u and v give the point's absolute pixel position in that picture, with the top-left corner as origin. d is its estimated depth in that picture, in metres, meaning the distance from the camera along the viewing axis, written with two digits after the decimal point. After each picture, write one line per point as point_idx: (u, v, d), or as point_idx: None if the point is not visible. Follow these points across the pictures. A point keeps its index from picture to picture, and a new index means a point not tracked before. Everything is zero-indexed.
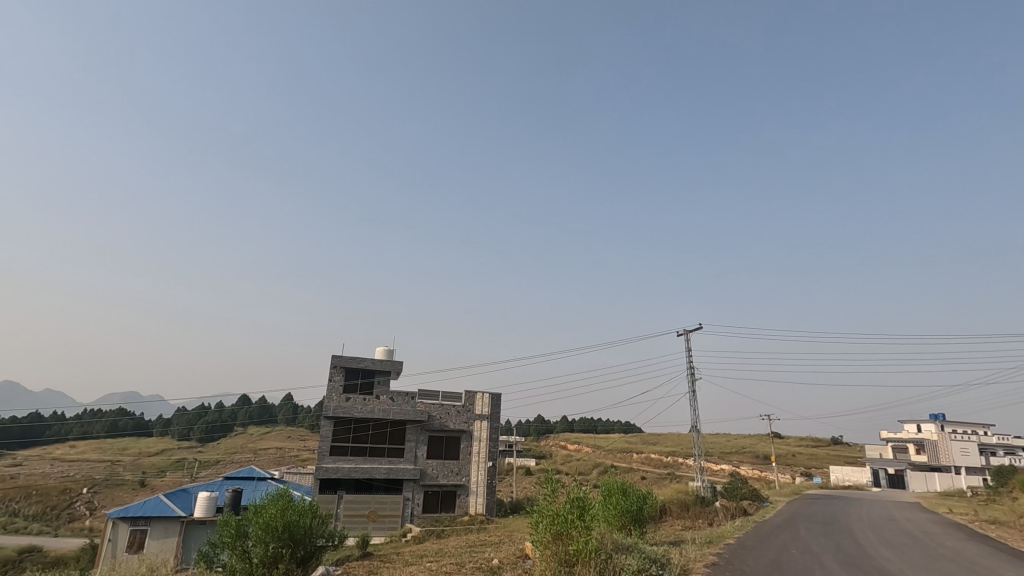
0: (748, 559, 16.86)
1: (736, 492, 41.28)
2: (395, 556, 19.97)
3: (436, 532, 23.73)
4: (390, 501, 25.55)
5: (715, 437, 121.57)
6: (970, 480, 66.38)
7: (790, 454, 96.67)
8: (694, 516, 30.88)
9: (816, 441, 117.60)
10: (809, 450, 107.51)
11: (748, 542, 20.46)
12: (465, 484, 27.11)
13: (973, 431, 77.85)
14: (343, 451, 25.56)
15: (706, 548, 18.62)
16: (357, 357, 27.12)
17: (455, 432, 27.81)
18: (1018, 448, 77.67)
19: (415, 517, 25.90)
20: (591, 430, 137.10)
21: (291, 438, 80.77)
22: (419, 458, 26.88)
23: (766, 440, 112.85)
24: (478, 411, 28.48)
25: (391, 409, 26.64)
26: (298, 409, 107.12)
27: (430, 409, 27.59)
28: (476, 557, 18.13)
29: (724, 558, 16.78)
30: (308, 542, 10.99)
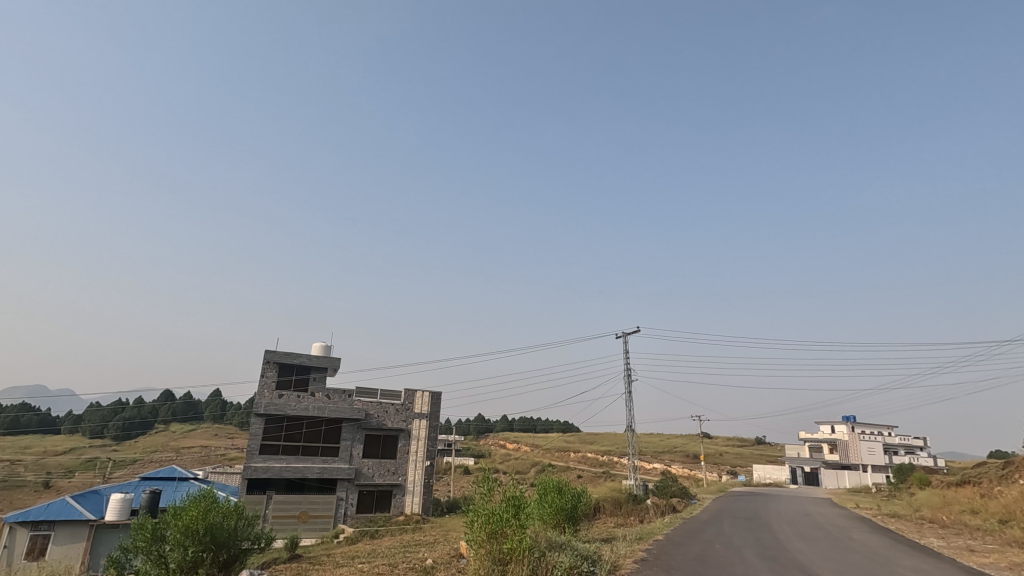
0: (676, 554, 17.36)
1: (667, 490, 42.77)
2: (325, 557, 19.24)
3: (370, 532, 23.11)
4: (322, 501, 24.71)
5: (648, 437, 125.61)
6: (875, 477, 71.90)
7: (718, 454, 101.44)
8: (627, 514, 31.62)
9: (741, 441, 123.85)
10: (735, 450, 113.10)
11: (675, 538, 21.23)
12: (401, 484, 26.52)
13: (878, 431, 84.41)
14: (274, 449, 24.42)
15: (636, 543, 19.15)
16: (292, 352, 25.96)
17: (393, 431, 27.19)
18: (916, 447, 84.90)
19: (348, 518, 25.12)
20: (531, 429, 138.78)
21: (217, 436, 76.74)
22: (354, 457, 26.11)
23: (696, 441, 117.73)
24: (418, 410, 27.95)
25: (326, 406, 25.69)
26: (227, 406, 102.15)
27: (368, 407, 26.83)
28: (409, 557, 17.74)
29: (652, 554, 17.23)
30: (232, 544, 10.16)
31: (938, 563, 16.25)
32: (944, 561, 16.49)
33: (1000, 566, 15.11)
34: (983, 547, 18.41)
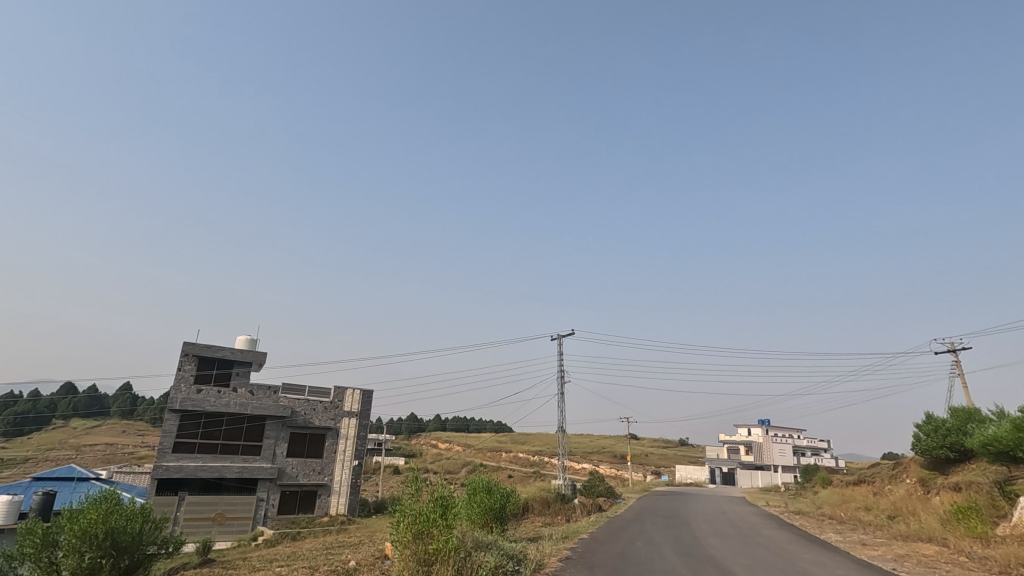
0: (598, 552, 17.74)
1: (594, 489, 43.88)
2: (241, 561, 18.15)
3: (291, 534, 22.05)
4: (241, 502, 23.33)
5: (578, 438, 128.55)
6: (784, 477, 76.84)
7: (644, 454, 105.22)
8: (554, 514, 32.12)
9: (664, 441, 129.22)
10: (659, 451, 117.81)
11: (599, 536, 21.65)
12: (327, 484, 25.56)
13: (789, 434, 90.39)
14: (189, 447, 22.76)
15: (561, 542, 19.41)
16: (213, 346, 24.45)
17: (320, 429, 26.19)
18: (821, 449, 91.51)
19: (268, 519, 23.88)
20: (464, 429, 138.45)
21: (125, 433, 71.10)
22: (278, 456, 24.89)
23: (623, 442, 121.58)
24: (347, 408, 27.16)
25: (249, 403, 24.37)
26: (138, 401, 95.02)
27: (294, 404, 25.73)
28: (331, 559, 17.16)
29: (576, 553, 17.52)
30: (136, 549, 9.28)
31: (834, 555, 17.57)
32: (840, 554, 17.76)
33: (887, 557, 16.47)
34: (874, 540, 20.09)
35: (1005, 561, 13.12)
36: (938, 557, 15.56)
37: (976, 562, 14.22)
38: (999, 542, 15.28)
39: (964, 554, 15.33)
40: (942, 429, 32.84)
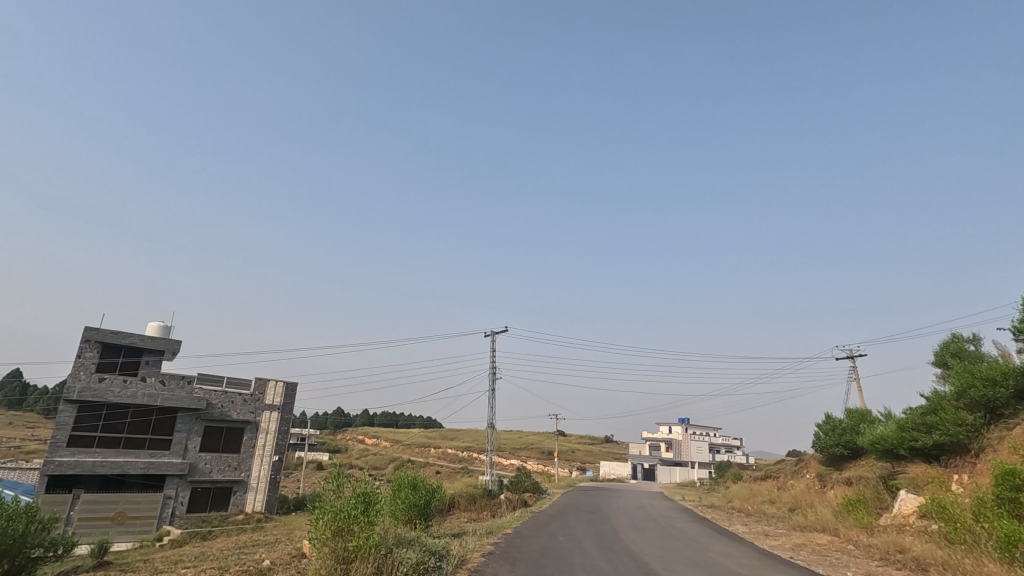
0: (522, 548, 17.69)
1: (520, 485, 44.14)
2: (141, 564, 16.63)
3: (201, 532, 20.21)
4: (145, 501, 20.79)
5: (507, 434, 129.66)
6: (700, 473, 80.86)
7: (571, 451, 107.50)
8: (480, 509, 31.85)
9: (591, 436, 132.86)
10: (585, 447, 121.05)
11: (523, 532, 21.66)
12: (243, 480, 23.27)
13: (706, 432, 95.23)
14: (87, 441, 19.88)
15: (485, 538, 19.27)
16: (120, 332, 21.16)
17: (237, 423, 23.67)
18: (734, 446, 97.09)
19: (176, 518, 21.33)
20: (393, 424, 135.89)
21: (9, 425, 63.98)
22: (189, 451, 22.17)
23: (551, 438, 123.77)
24: (269, 401, 24.74)
25: (159, 394, 21.44)
26: (27, 390, 85.89)
27: (209, 396, 22.98)
28: (243, 559, 16.06)
29: (499, 548, 17.49)
30: (17, 552, 8.05)
31: (740, 545, 18.54)
32: (744, 545, 18.79)
33: (786, 547, 17.58)
34: (775, 531, 21.38)
35: (885, 548, 14.17)
36: (829, 546, 16.78)
37: (861, 550, 15.38)
38: (882, 530, 16.67)
39: (851, 543, 16.62)
40: (839, 429, 35.68)
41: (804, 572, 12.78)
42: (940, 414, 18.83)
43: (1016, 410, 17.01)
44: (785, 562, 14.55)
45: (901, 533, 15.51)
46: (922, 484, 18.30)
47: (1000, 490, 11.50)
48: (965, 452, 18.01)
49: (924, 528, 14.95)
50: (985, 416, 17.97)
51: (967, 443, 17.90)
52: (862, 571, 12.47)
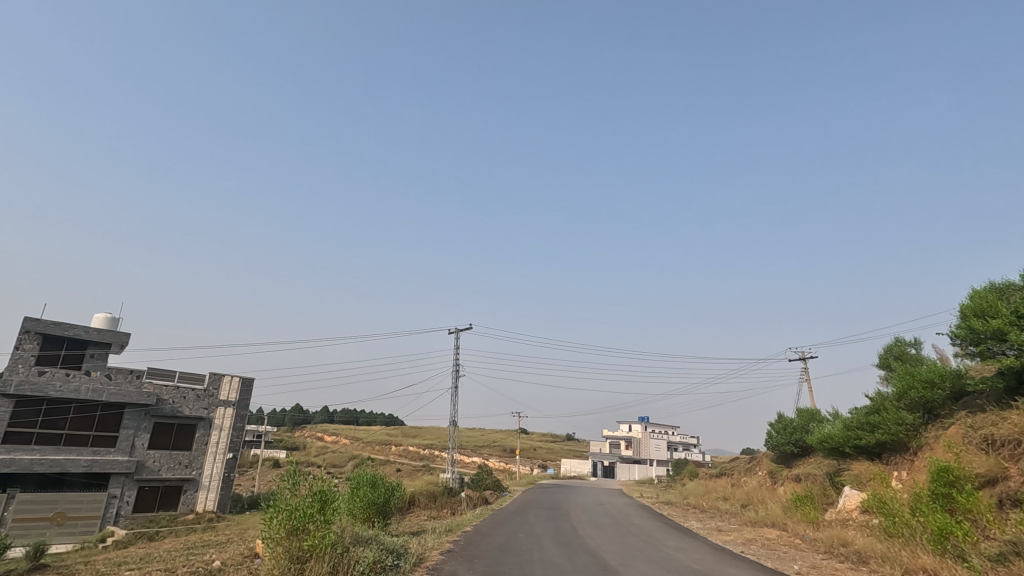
0: (481, 545, 17.60)
1: (481, 483, 44.01)
2: (81, 566, 15.73)
3: (147, 534, 18.90)
4: (87, 500, 19.22)
5: (470, 433, 129.35)
6: (658, 470, 82.45)
7: (532, 449, 108.04)
8: (440, 507, 31.49)
9: (553, 434, 134.04)
10: (546, 445, 121.93)
11: (484, 529, 21.48)
12: (194, 478, 21.71)
13: (664, 430, 97.20)
14: (24, 438, 18.38)
15: (445, 535, 19.01)
16: (62, 323, 19.71)
17: (190, 420, 22.11)
18: (691, 444, 99.49)
19: (120, 519, 19.83)
20: (353, 421, 133.77)
21: None
22: (137, 448, 20.68)
23: (513, 436, 124.14)
24: (224, 397, 23.14)
25: (105, 389, 20.01)
26: None
27: (159, 391, 21.51)
28: (192, 560, 15.31)
29: (458, 545, 17.32)
30: None
31: (694, 541, 18.92)
32: (697, 540, 19.24)
33: (738, 542, 18.02)
34: (728, 527, 21.91)
35: (829, 541, 14.67)
36: (777, 540, 17.30)
37: (807, 544, 15.90)
38: (827, 525, 17.28)
39: (798, 537, 17.19)
40: (791, 427, 36.89)
41: (752, 565, 13.19)
42: (883, 415, 19.62)
43: (951, 410, 17.79)
44: (736, 556, 14.92)
45: (844, 527, 16.11)
46: (865, 480, 19.06)
47: (934, 486, 12.11)
48: (905, 449, 18.91)
49: (866, 522, 15.56)
50: (922, 416, 18.74)
51: (906, 441, 18.78)
52: (808, 564, 12.83)
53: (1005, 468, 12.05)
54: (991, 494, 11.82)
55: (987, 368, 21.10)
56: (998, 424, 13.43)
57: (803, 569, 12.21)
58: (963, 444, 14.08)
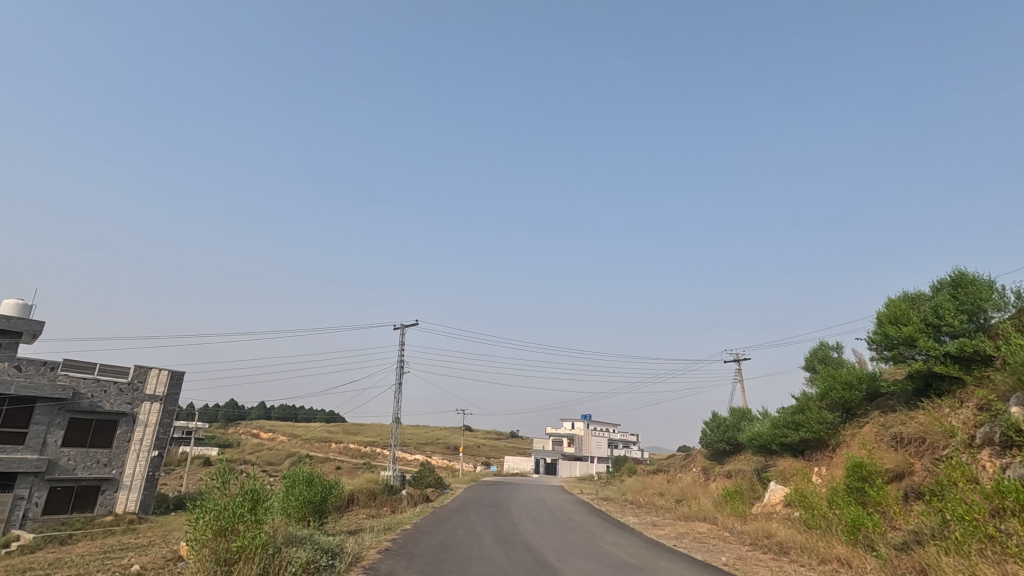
0: (421, 542, 17.19)
1: (422, 480, 43.24)
2: None
3: (58, 537, 16.61)
4: None
5: (413, 430, 127.73)
6: (598, 467, 83.97)
7: (476, 446, 107.76)
8: (380, 505, 30.67)
9: (497, 431, 134.45)
10: (490, 442, 122.09)
11: (422, 527, 20.99)
12: (115, 477, 19.51)
13: (606, 428, 99.27)
14: None
15: (383, 534, 18.47)
16: None
17: (110, 416, 19.76)
18: (631, 441, 101.99)
19: (27, 522, 17.27)
20: (291, 418, 129.25)
21: None
22: (48, 446, 18.17)
23: (457, 434, 123.39)
24: (150, 391, 20.94)
25: (14, 381, 17.51)
26: None
27: (76, 384, 19.12)
28: (107, 565, 13.81)
29: (397, 544, 16.69)
30: None
31: (629, 536, 19.15)
32: (634, 535, 19.48)
33: (671, 535, 18.45)
34: (662, 521, 22.46)
35: (754, 533, 15.21)
36: (707, 533, 17.81)
37: (735, 537, 16.43)
38: (753, 518, 17.92)
39: (727, 530, 17.78)
40: (724, 426, 38.53)
41: (684, 558, 13.39)
42: (807, 414, 20.62)
43: (866, 411, 18.86)
44: (669, 550, 15.20)
45: (768, 520, 16.74)
46: (788, 475, 19.93)
47: (850, 481, 12.81)
48: (825, 447, 19.91)
49: (788, 515, 16.20)
50: (841, 415, 19.83)
51: (826, 439, 19.77)
52: (734, 556, 13.17)
53: (911, 464, 12.82)
54: (898, 487, 12.56)
55: (899, 372, 22.56)
56: (906, 422, 14.28)
57: (730, 560, 12.52)
58: (875, 442, 14.96)
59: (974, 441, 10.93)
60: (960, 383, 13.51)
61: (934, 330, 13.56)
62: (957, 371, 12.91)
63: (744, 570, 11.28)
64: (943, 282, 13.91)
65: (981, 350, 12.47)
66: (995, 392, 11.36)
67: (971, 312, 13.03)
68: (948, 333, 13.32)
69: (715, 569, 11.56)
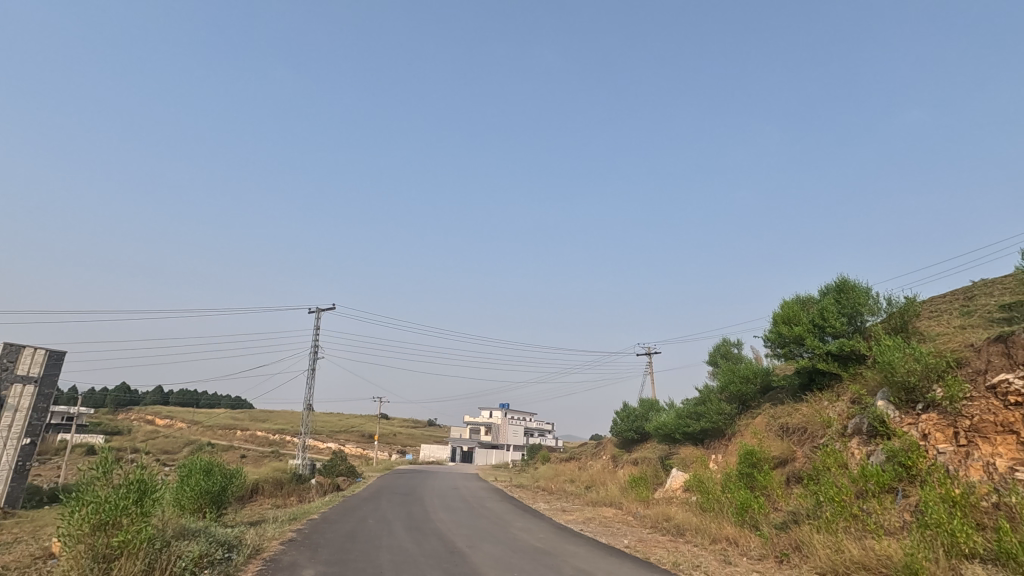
0: (328, 532, 15.12)
1: (333, 469, 41.27)
2: None
3: None
4: None
5: (327, 417, 122.93)
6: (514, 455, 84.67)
7: (392, 434, 105.48)
8: (287, 495, 28.65)
9: (414, 419, 132.36)
10: (407, 430, 120.08)
11: (331, 516, 19.46)
12: None
13: (523, 417, 100.48)
14: None
15: (288, 524, 16.00)
16: None
17: None
18: (546, 429, 103.92)
19: None
20: (191, 403, 120.16)
21: None
22: None
23: (372, 421, 120.06)
24: (23, 371, 12.77)
25: None
26: None
27: None
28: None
29: (304, 534, 14.29)
30: None
31: (538, 521, 19.03)
32: (543, 520, 19.32)
33: (578, 521, 18.46)
34: (571, 507, 22.55)
35: (655, 516, 15.39)
36: (612, 518, 17.96)
37: (638, 521, 16.60)
38: (655, 503, 18.31)
39: (631, 514, 18.02)
40: (633, 415, 39.69)
41: (587, 542, 13.35)
42: (707, 405, 21.41)
43: (759, 403, 19.95)
44: (575, 534, 15.10)
45: (668, 504, 17.14)
46: (689, 462, 20.59)
47: (741, 466, 13.18)
48: (722, 436, 20.72)
49: (686, 499, 16.66)
50: (737, 407, 20.69)
51: (723, 429, 20.59)
52: (635, 538, 13.20)
53: (794, 450, 13.53)
54: (782, 472, 13.16)
55: (789, 367, 24.10)
56: (792, 414, 15.07)
57: (631, 543, 12.54)
58: (765, 431, 15.67)
59: (847, 430, 11.51)
60: (838, 379, 14.40)
61: (819, 330, 14.28)
62: (835, 367, 13.73)
63: (642, 551, 11.30)
64: (831, 285, 14.61)
65: (857, 349, 13.34)
66: (866, 386, 12.02)
67: (851, 315, 13.79)
68: (831, 334, 14.08)
69: (617, 551, 11.44)
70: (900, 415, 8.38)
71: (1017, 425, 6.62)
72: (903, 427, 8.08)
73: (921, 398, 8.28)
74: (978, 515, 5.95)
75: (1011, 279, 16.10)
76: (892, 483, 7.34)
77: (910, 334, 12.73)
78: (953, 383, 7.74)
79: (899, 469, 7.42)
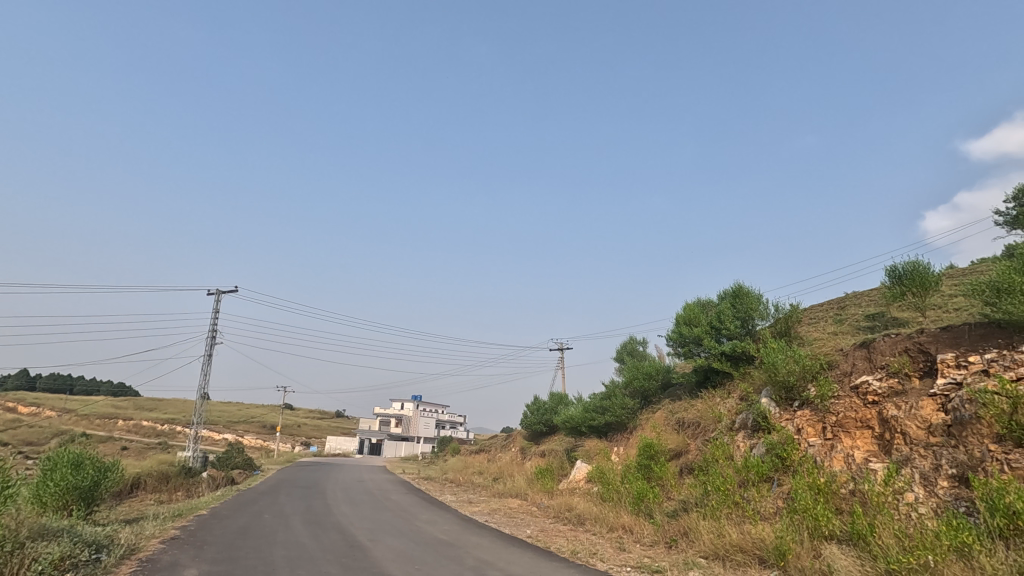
0: (215, 529, 13.39)
1: (227, 462, 38.06)
2: None
3: None
4: None
5: (223, 407, 114.48)
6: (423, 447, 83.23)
7: (295, 425, 100.22)
8: (173, 490, 25.69)
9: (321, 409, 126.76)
10: (312, 421, 114.73)
11: (221, 512, 17.48)
12: None
13: (434, 409, 99.25)
14: None
15: (171, 521, 14.06)
16: None
17: None
18: (457, 422, 103.35)
19: None
20: (61, 389, 107.12)
21: None
22: None
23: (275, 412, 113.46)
24: None
25: None
26: None
27: None
28: None
29: (186, 532, 12.51)
30: None
31: (445, 513, 18.28)
32: (450, 512, 18.56)
33: (485, 512, 17.94)
34: (479, 498, 22.01)
35: (559, 506, 15.13)
36: (517, 509, 17.60)
37: (543, 511, 16.30)
38: (559, 493, 18.18)
39: (536, 505, 17.81)
40: (543, 408, 39.87)
41: (491, 533, 12.77)
42: (613, 400, 21.59)
43: (659, 398, 20.44)
44: (479, 525, 14.49)
45: (572, 494, 17.06)
46: (593, 454, 20.66)
47: (639, 459, 13.12)
48: (625, 429, 21.01)
49: (589, 490, 16.59)
50: (640, 402, 21.11)
51: (626, 422, 20.92)
52: (537, 528, 12.81)
53: (687, 443, 13.78)
54: (676, 464, 13.28)
55: (690, 365, 25.06)
56: (688, 409, 15.34)
57: (534, 533, 12.08)
58: (663, 425, 15.91)
59: (734, 426, 11.72)
60: (731, 377, 14.85)
61: (716, 332, 14.61)
62: (728, 366, 14.07)
63: (541, 541, 10.85)
64: (729, 289, 15.03)
65: (747, 351, 13.76)
66: (753, 385, 12.36)
67: (744, 319, 14.25)
68: (725, 335, 14.44)
69: (519, 542, 10.93)
70: (780, 411, 8.37)
71: (872, 422, 6.82)
72: (781, 422, 8.07)
73: (797, 396, 8.37)
74: (837, 501, 5.97)
75: (877, 291, 17.56)
76: (769, 473, 7.28)
77: (792, 338, 13.30)
78: (823, 383, 7.87)
79: (775, 461, 7.39)
